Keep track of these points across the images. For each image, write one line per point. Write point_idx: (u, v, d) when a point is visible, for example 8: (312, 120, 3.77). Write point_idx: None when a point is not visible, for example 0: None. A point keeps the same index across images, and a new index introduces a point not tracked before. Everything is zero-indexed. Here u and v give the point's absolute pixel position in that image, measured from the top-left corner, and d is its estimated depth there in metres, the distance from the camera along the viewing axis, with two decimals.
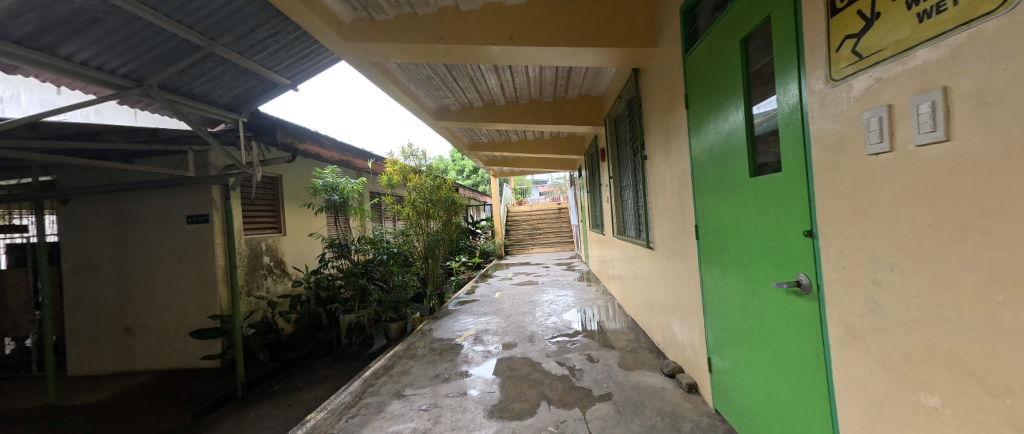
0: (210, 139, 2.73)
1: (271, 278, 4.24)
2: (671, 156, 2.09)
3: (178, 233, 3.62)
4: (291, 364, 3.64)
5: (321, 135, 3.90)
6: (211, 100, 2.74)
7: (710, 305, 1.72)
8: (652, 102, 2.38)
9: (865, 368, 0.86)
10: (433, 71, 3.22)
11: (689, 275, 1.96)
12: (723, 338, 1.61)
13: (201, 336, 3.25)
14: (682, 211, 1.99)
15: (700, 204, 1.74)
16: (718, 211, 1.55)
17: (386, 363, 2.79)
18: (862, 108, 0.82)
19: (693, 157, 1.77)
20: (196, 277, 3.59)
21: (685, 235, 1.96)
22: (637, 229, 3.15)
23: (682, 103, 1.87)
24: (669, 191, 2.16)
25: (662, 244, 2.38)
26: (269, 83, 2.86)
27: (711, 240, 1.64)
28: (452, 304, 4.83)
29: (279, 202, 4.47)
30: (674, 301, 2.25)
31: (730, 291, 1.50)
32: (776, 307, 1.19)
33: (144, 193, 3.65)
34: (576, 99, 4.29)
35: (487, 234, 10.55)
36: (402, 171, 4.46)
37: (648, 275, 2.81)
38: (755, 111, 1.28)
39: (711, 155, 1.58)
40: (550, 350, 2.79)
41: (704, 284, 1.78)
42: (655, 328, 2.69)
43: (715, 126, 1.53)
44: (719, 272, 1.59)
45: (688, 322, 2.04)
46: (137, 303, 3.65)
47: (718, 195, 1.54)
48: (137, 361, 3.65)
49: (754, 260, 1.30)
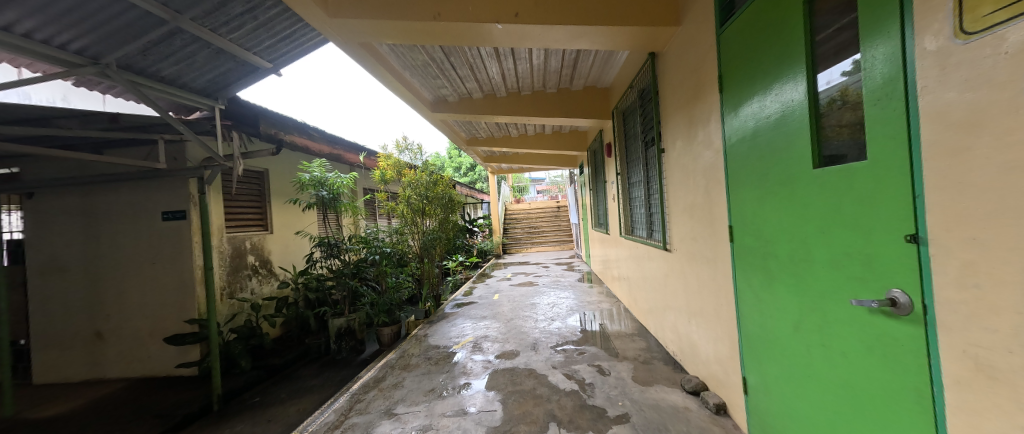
0: (182, 127, 2.46)
1: (256, 279, 3.99)
2: (696, 146, 1.86)
3: (152, 230, 3.34)
4: (276, 372, 3.38)
5: (309, 126, 3.64)
6: (183, 84, 2.47)
7: (745, 318, 1.51)
8: (672, 89, 2.15)
9: (1011, 421, 0.65)
10: (429, 56, 2.97)
11: (718, 281, 1.74)
12: (762, 357, 1.41)
13: (178, 341, 2.98)
14: (709, 209, 1.77)
15: (734, 202, 1.52)
16: (760, 209, 1.34)
17: (377, 374, 2.55)
18: (1019, 69, 0.60)
19: (726, 148, 1.56)
20: (172, 278, 3.33)
21: (713, 236, 1.74)
22: (649, 229, 2.93)
23: (714, 86, 1.64)
24: (693, 187, 1.93)
25: (681, 246, 2.16)
26: (248, 66, 2.59)
27: (750, 244, 1.43)
28: (450, 306, 4.60)
29: (265, 198, 4.21)
30: (695, 308, 2.03)
31: (775, 304, 1.29)
32: (850, 328, 0.98)
33: (116, 186, 3.37)
34: (582, 90, 4.05)
35: (485, 232, 10.31)
36: (397, 165, 4.20)
37: (662, 279, 2.59)
38: (824, 88, 1.06)
39: (753, 144, 1.36)
40: (556, 360, 2.57)
41: (737, 293, 1.56)
42: (670, 337, 2.48)
43: (760, 111, 1.31)
44: (760, 280, 1.38)
45: (714, 333, 1.82)
46: (108, 306, 3.38)
47: (762, 191, 1.32)
48: (107, 369, 3.38)
49: (815, 269, 1.09)
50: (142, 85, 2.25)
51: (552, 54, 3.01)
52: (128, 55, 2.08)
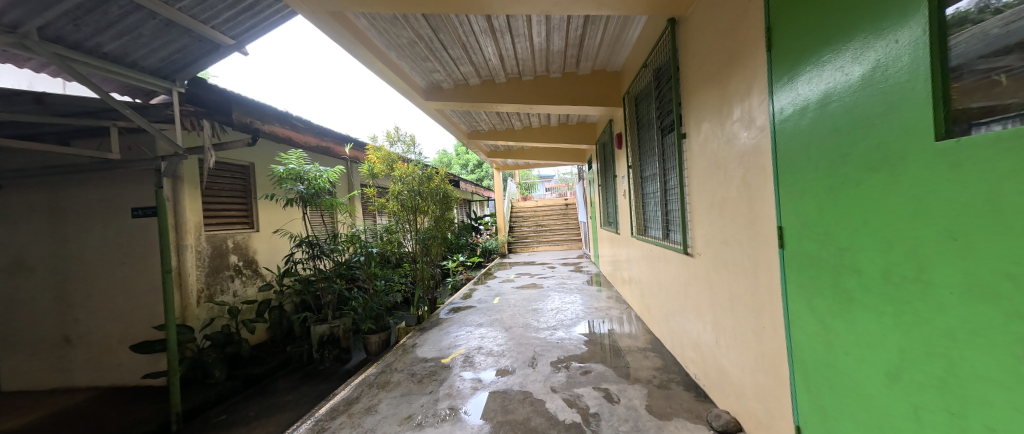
0: (130, 112, 2.18)
1: (239, 281, 3.74)
2: (729, 127, 1.47)
3: (121, 228, 3.09)
4: (253, 383, 3.12)
5: (290, 114, 3.37)
6: (133, 62, 2.21)
7: (798, 349, 1.13)
8: (697, 60, 1.75)
9: None
10: (416, 32, 2.63)
11: (756, 297, 1.36)
12: (824, 405, 1.03)
13: (145, 349, 2.74)
14: (747, 205, 1.38)
15: (786, 197, 1.14)
16: (832, 205, 0.95)
17: (350, 395, 2.26)
18: None
19: (775, 124, 1.17)
20: (142, 280, 3.08)
21: (752, 239, 1.36)
22: (665, 230, 2.54)
23: (758, 44, 1.24)
24: (725, 177, 1.54)
25: (707, 251, 1.78)
26: (207, 42, 2.29)
27: (811, 252, 1.05)
28: (445, 311, 4.28)
29: (251, 193, 3.96)
30: (724, 328, 1.65)
31: (853, 338, 0.92)
32: (1011, 395, 0.60)
33: (82, 180, 3.13)
34: (589, 74, 3.66)
35: (490, 231, 9.97)
36: (387, 158, 3.83)
37: (682, 288, 2.21)
38: (956, 28, 0.66)
39: (821, 116, 0.97)
40: (556, 381, 2.21)
41: (787, 316, 1.18)
42: (692, 356, 2.11)
43: (835, 67, 0.92)
44: (827, 302, 1.00)
45: (752, 365, 1.44)
46: (77, 309, 3.15)
47: (836, 180, 0.94)
48: (78, 376, 3.17)
49: (936, 295, 0.71)
50: (74, 60, 1.95)
51: (555, 28, 2.66)
52: (55, 25, 1.78)
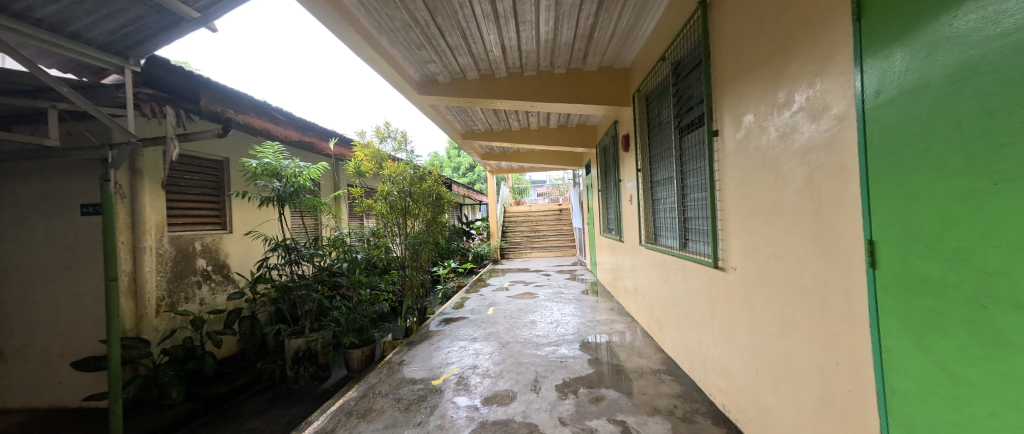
0: (68, 89, 1.82)
1: (206, 288, 3.37)
2: (787, 122, 1.23)
3: (68, 227, 2.71)
4: (216, 406, 2.75)
5: (268, 104, 3.06)
6: (75, 32, 1.86)
7: (896, 398, 0.89)
8: (737, 46, 1.53)
9: None
10: (410, 15, 2.37)
11: (826, 327, 1.10)
12: None
13: (87, 368, 2.35)
14: (812, 214, 1.14)
15: (881, 203, 0.89)
16: (968, 216, 0.71)
17: (325, 425, 1.94)
18: None
19: (864, 110, 0.93)
20: (89, 286, 2.69)
21: (821, 256, 1.11)
22: (683, 239, 2.31)
23: (835, 15, 1.00)
24: (778, 180, 1.30)
25: (747, 266, 1.54)
26: (167, 13, 1.95)
27: (924, 275, 0.81)
28: (435, 322, 3.97)
29: (223, 191, 3.61)
30: (770, 359, 1.40)
31: (1006, 397, 0.67)
32: None
33: (23, 170, 2.73)
34: (595, 71, 3.44)
35: (483, 235, 9.65)
36: (375, 157, 3.52)
37: (705, 305, 1.97)
38: None
39: (952, 95, 0.73)
40: (564, 411, 1.94)
41: (877, 354, 0.93)
42: (718, 383, 1.86)
43: (977, 29, 0.68)
44: (958, 343, 0.75)
45: (811, 408, 1.19)
46: (12, 318, 2.74)
47: (976, 180, 0.69)
48: (13, 395, 2.76)
49: None
50: None
51: (565, 16, 2.43)
52: None
